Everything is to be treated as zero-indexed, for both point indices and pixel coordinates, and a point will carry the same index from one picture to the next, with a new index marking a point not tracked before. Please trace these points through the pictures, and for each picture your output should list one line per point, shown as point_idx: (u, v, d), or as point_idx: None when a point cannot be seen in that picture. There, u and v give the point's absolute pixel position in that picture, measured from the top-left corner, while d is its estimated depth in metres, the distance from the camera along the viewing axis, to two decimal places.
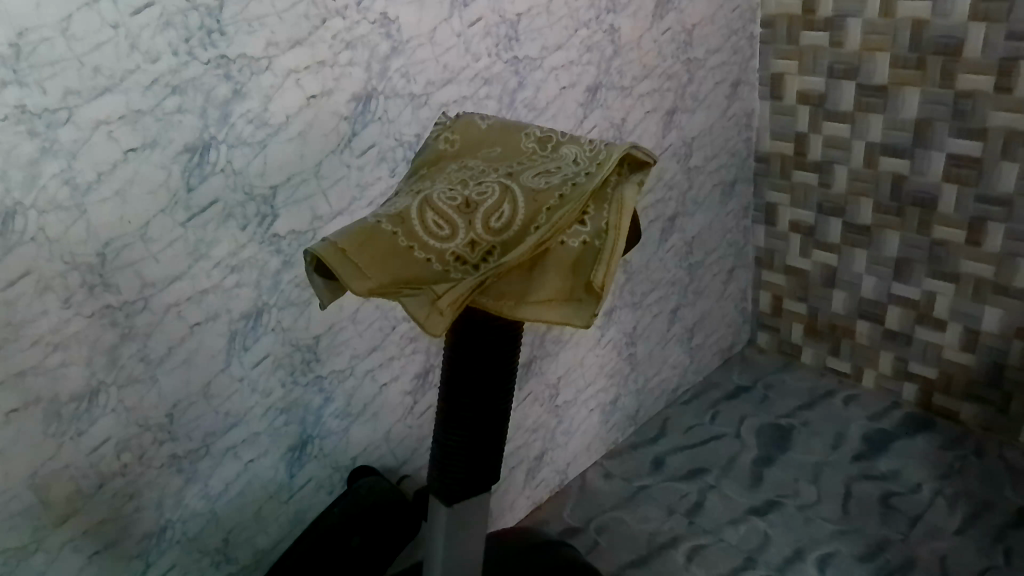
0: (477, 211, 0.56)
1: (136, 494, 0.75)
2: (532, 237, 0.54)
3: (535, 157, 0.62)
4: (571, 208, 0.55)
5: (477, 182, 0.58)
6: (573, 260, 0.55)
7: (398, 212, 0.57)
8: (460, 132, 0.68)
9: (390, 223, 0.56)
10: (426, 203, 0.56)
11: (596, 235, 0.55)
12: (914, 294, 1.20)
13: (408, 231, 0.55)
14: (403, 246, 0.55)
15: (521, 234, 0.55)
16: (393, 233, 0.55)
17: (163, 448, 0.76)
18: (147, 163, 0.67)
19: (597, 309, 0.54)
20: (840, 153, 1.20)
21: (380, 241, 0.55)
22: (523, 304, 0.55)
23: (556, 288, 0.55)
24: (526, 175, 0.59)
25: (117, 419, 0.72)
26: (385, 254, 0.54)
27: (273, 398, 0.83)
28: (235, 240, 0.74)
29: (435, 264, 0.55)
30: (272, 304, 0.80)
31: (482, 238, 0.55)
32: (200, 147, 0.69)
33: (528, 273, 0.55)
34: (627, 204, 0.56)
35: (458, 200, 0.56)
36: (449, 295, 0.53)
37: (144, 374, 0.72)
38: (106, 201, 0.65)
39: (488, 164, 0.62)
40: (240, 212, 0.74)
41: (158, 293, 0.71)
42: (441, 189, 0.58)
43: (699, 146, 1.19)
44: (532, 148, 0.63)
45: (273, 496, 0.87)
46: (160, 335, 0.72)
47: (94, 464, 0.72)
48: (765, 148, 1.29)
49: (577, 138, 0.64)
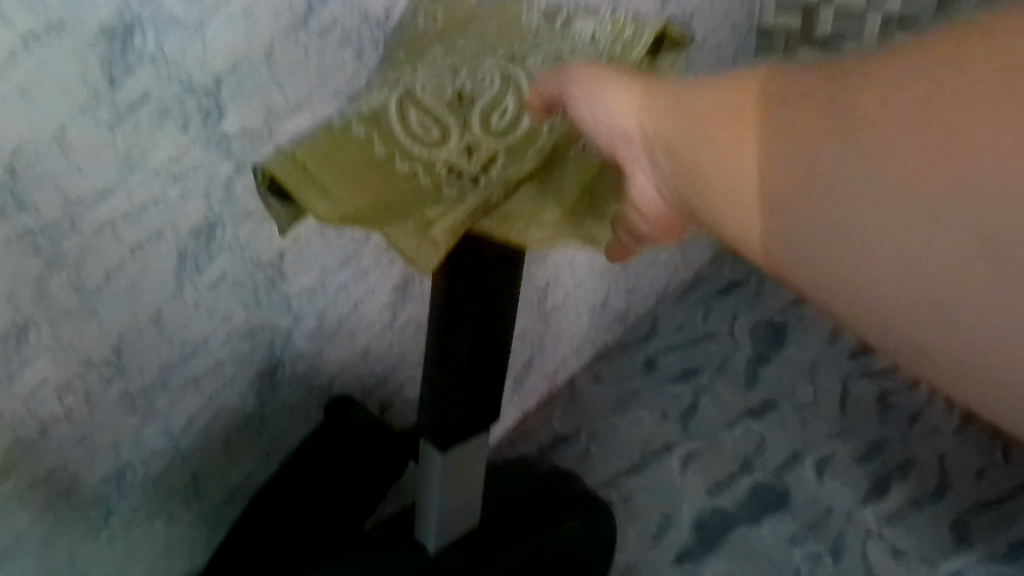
0: (472, 109, 0.47)
1: (88, 439, 0.67)
2: (542, 140, 0.46)
3: (540, 37, 0.52)
4: None
5: (470, 71, 0.49)
6: (596, 167, 0.47)
7: (374, 112, 0.48)
8: (446, 8, 0.56)
9: (366, 127, 0.47)
10: (408, 102, 0.48)
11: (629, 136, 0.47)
12: None
13: (385, 136, 0.46)
14: (380, 154, 0.46)
15: (529, 138, 0.47)
16: (368, 138, 0.46)
17: (112, 386, 0.67)
18: (55, 53, 0.53)
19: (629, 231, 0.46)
20: (850, 27, 1.13)
21: (353, 150, 0.46)
22: (536, 228, 0.45)
23: (575, 203, 0.46)
24: (531, 60, 0.50)
25: (54, 359, 0.62)
26: (358, 165, 0.45)
27: (235, 323, 0.73)
28: (175, 143, 0.62)
29: (421, 175, 0.45)
30: (226, 218, 0.68)
31: (480, 140, 0.46)
32: (122, 30, 0.55)
33: (539, 185, 0.46)
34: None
35: (448, 95, 0.48)
36: (445, 219, 0.42)
37: (80, 306, 0.62)
38: (8, 102, 0.52)
39: (483, 45, 0.51)
40: (178, 109, 0.61)
41: (87, 212, 0.59)
42: (423, 79, 0.49)
43: (703, 17, 1.05)
44: (535, 26, 0.53)
45: (244, 427, 0.79)
46: (95, 260, 0.61)
47: (33, 411, 0.62)
48: (770, 20, 1.16)
49: (587, 13, 0.55)
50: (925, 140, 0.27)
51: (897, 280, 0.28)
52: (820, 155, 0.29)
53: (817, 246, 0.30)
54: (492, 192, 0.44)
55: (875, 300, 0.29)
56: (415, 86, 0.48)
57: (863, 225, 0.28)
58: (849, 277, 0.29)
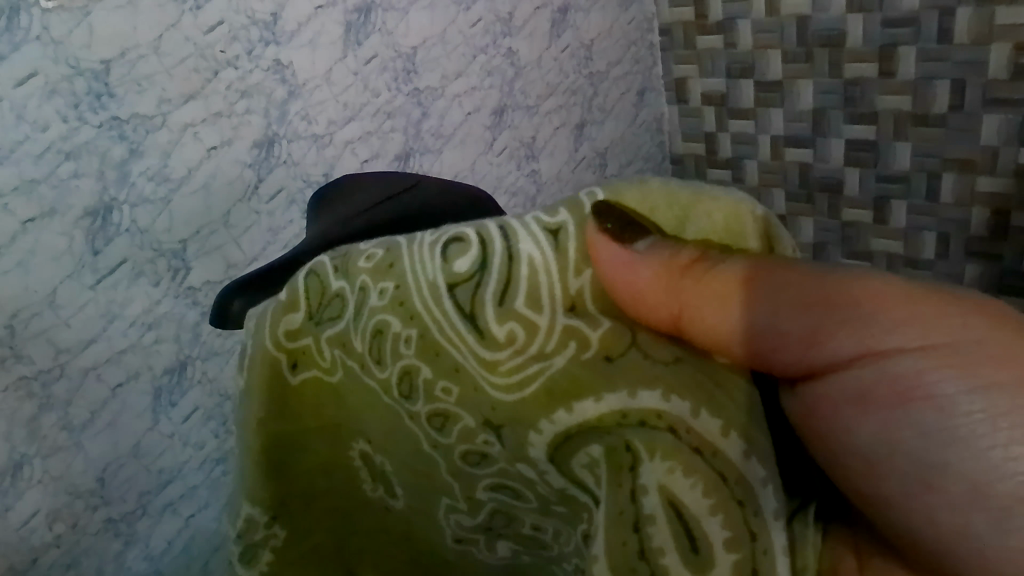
0: (473, 348, 0.40)
1: (74, 563, 0.75)
2: (484, 277, 0.40)
3: (307, 283, 0.46)
4: (640, 437, 0.37)
5: (387, 341, 0.43)
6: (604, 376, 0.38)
7: (494, 478, 0.44)
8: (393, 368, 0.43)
9: (731, 543, 0.35)
10: (398, 464, 0.48)
11: (696, 245, 0.40)
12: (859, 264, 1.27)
13: (712, 489, 0.35)
14: (638, 463, 0.37)
15: (479, 286, 0.40)
16: (655, 516, 0.36)
17: (97, 513, 0.76)
18: (47, 231, 0.66)
19: (564, 326, 0.39)
20: (748, 149, 1.31)
21: (729, 520, 0.35)
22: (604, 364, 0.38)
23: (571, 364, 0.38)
24: (357, 271, 0.44)
25: (45, 490, 0.71)
26: (719, 502, 0.35)
27: (207, 450, 0.83)
28: (148, 297, 0.74)
29: (631, 413, 0.37)
30: (195, 356, 0.80)
31: (622, 492, 0.37)
32: (102, 210, 0.69)
33: (619, 381, 0.38)
34: (656, 187, 0.40)
35: (450, 373, 0.42)
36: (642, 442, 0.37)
37: (68, 441, 0.72)
38: (8, 273, 0.65)
39: (264, 359, 0.46)
40: (151, 269, 0.74)
41: (74, 359, 0.71)
42: (384, 425, 0.46)
43: (613, 154, 1.29)
44: (311, 289, 0.46)
45: (219, 549, 0.88)
46: (81, 400, 0.72)
47: (25, 538, 0.71)
48: (679, 150, 1.41)
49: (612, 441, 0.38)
50: (821, 292, 0.42)
51: (958, 393, 0.43)
52: (788, 308, 0.42)
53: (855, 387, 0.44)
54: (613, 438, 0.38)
55: (962, 432, 0.44)
56: (341, 428, 0.48)
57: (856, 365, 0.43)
58: (1003, 395, 0.43)
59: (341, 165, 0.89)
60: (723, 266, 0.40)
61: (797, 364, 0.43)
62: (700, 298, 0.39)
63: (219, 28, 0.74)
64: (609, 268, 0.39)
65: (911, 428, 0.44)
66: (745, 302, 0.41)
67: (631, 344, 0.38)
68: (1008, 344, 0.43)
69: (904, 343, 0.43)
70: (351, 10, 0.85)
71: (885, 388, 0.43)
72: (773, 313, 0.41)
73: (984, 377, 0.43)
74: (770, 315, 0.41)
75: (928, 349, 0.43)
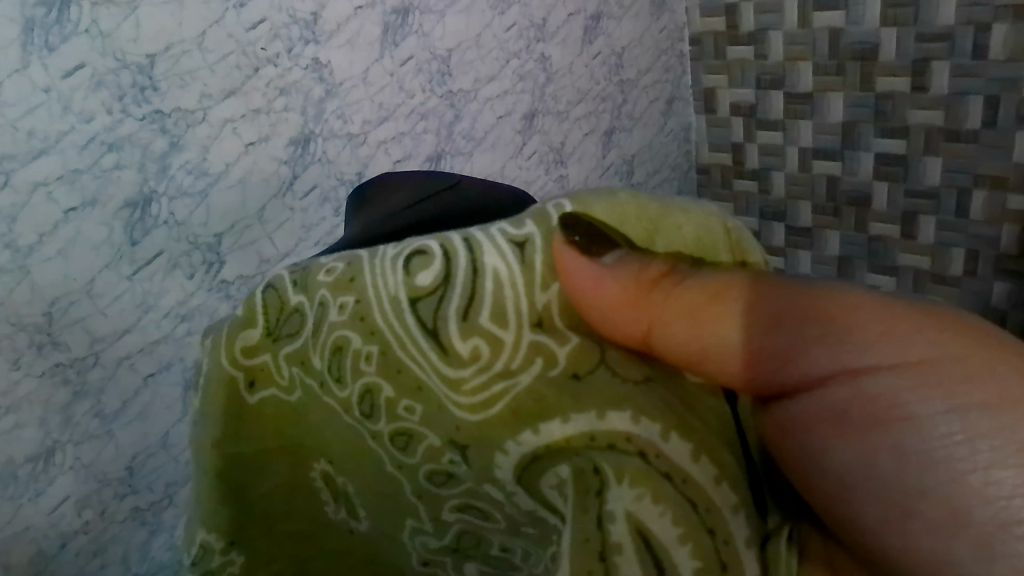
0: (436, 366, 0.39)
1: (101, 551, 0.76)
2: (449, 293, 0.39)
3: (265, 299, 0.46)
4: (611, 460, 0.36)
5: (349, 358, 0.42)
6: (573, 395, 0.37)
7: (461, 498, 0.42)
8: (353, 390, 0.42)
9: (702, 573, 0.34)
10: (357, 485, 0.46)
11: (665, 259, 0.42)
12: (884, 279, 1.26)
13: (680, 518, 0.34)
14: (606, 488, 0.35)
15: (442, 300, 0.40)
16: (622, 546, 0.34)
17: (124, 501, 0.76)
18: (88, 221, 0.67)
19: (531, 347, 0.38)
20: (775, 160, 1.31)
21: (699, 551, 0.34)
22: (570, 385, 0.38)
23: (537, 385, 0.38)
24: (317, 286, 0.44)
25: (75, 476, 0.72)
26: (689, 530, 0.34)
27: None
28: (183, 289, 0.75)
29: (599, 436, 0.36)
30: None
31: (587, 517, 0.35)
32: (142, 201, 0.70)
33: (587, 404, 0.37)
34: (626, 200, 0.42)
35: (414, 392, 0.40)
36: (612, 465, 0.35)
37: (99, 430, 0.73)
38: (49, 261, 0.65)
39: (222, 379, 0.45)
40: (186, 261, 0.75)
41: (108, 347, 0.71)
42: (344, 442, 0.44)
43: (640, 161, 1.30)
44: (269, 304, 0.46)
45: None
46: (114, 388, 0.73)
47: (54, 524, 0.72)
48: (705, 160, 1.41)
49: (579, 463, 0.36)
50: (795, 313, 0.43)
51: (934, 414, 0.43)
52: (762, 330, 0.43)
53: (830, 409, 0.45)
54: (582, 459, 0.36)
55: (940, 455, 0.43)
56: (302, 448, 0.47)
57: (828, 384, 0.44)
58: (983, 416, 0.42)
59: (375, 164, 0.90)
60: (690, 284, 0.42)
61: (770, 385, 0.44)
62: (667, 312, 0.41)
63: (261, 26, 0.75)
64: (583, 282, 0.39)
65: (887, 451, 0.44)
66: (721, 321, 0.42)
67: (599, 362, 0.38)
68: (981, 364, 0.42)
69: (876, 364, 0.43)
70: (389, 12, 0.86)
71: (864, 410, 0.44)
72: (745, 334, 0.43)
73: (963, 397, 0.43)
74: (740, 336, 0.42)
75: (897, 369, 0.43)
